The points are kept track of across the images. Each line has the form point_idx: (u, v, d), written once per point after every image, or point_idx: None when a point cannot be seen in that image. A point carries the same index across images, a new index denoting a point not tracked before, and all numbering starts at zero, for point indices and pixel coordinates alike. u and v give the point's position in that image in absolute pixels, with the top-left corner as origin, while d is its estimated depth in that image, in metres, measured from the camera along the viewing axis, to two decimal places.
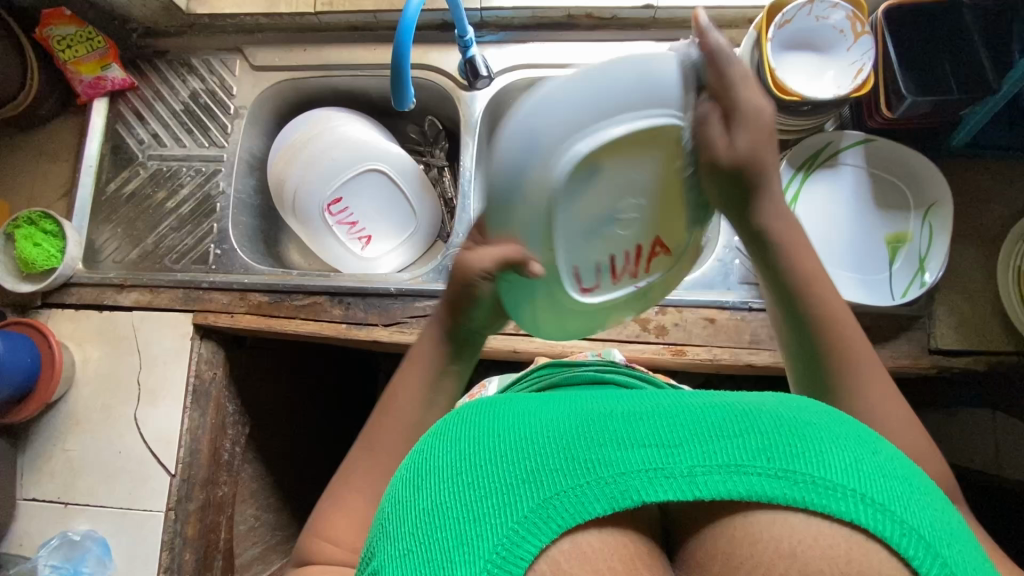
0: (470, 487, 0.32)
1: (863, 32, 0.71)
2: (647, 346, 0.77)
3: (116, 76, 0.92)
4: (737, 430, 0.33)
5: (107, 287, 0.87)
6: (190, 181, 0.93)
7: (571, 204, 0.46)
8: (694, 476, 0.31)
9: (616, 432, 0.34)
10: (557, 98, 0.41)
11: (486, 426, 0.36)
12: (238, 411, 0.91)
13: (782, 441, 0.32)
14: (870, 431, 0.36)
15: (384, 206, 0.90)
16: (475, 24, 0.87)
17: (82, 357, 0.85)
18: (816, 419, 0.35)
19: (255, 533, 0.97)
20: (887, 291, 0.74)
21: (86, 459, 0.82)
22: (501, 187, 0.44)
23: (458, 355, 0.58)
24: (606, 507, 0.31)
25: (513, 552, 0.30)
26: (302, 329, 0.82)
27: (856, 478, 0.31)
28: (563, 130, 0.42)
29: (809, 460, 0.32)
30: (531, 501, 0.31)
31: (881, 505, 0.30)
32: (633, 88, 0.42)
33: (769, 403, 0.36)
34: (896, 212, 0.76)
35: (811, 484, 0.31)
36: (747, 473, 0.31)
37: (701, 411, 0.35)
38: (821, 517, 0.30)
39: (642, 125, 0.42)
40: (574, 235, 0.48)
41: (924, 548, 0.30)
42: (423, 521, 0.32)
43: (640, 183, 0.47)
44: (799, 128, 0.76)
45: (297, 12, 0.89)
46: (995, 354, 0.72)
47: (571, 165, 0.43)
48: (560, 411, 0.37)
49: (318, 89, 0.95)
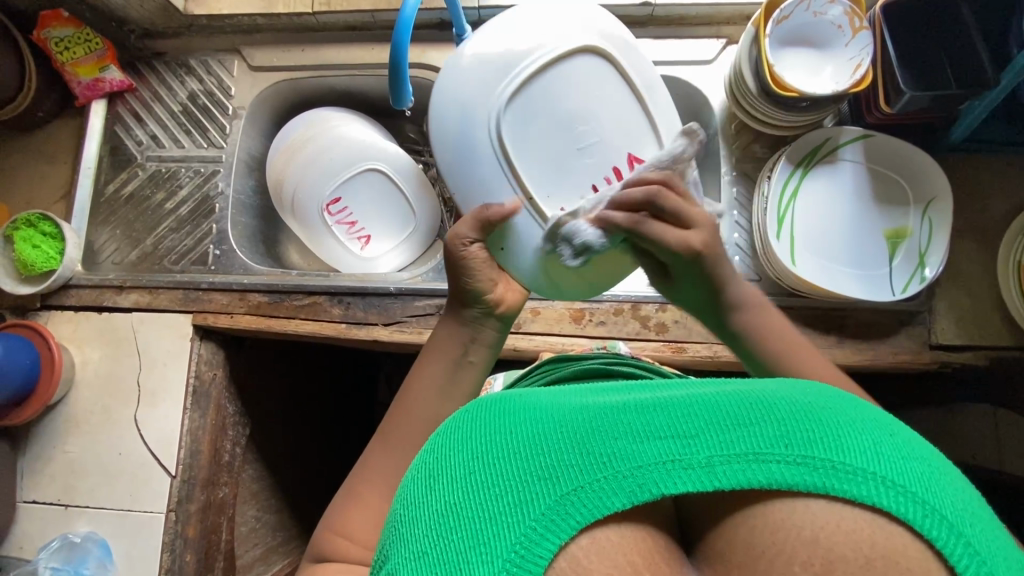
0: (485, 488, 0.31)
1: (862, 27, 0.71)
2: (648, 343, 0.77)
3: (114, 77, 0.92)
4: (751, 417, 0.31)
5: (107, 289, 0.86)
6: (189, 181, 0.93)
7: (526, 131, 0.56)
8: (713, 466, 0.30)
9: (630, 423, 0.32)
10: (467, 74, 0.56)
11: (499, 423, 0.35)
12: (238, 411, 0.91)
13: (803, 427, 0.31)
14: (885, 414, 0.35)
15: (383, 206, 0.89)
16: (473, 23, 0.88)
17: (81, 359, 0.84)
18: (834, 404, 0.33)
19: (256, 534, 0.96)
20: (888, 286, 0.74)
21: (86, 460, 0.82)
22: (456, 133, 0.56)
23: (477, 342, 0.56)
24: (624, 502, 0.30)
25: (531, 550, 0.29)
26: (301, 329, 0.82)
27: (877, 460, 0.30)
28: (491, 64, 0.55)
29: (830, 445, 0.30)
30: (548, 498, 0.30)
31: (902, 488, 0.29)
32: (521, 44, 0.55)
33: (785, 388, 0.34)
34: (896, 207, 0.76)
35: (834, 470, 0.29)
36: (767, 461, 0.30)
37: (716, 397, 0.33)
38: (843, 502, 0.29)
39: (539, 63, 0.55)
40: (547, 170, 0.56)
41: (947, 528, 0.28)
42: (438, 523, 0.31)
43: (586, 106, 0.56)
44: (798, 125, 0.75)
45: (293, 12, 0.89)
46: (997, 349, 0.72)
47: (508, 88, 0.54)
48: (572, 404, 0.36)
49: (316, 89, 0.95)
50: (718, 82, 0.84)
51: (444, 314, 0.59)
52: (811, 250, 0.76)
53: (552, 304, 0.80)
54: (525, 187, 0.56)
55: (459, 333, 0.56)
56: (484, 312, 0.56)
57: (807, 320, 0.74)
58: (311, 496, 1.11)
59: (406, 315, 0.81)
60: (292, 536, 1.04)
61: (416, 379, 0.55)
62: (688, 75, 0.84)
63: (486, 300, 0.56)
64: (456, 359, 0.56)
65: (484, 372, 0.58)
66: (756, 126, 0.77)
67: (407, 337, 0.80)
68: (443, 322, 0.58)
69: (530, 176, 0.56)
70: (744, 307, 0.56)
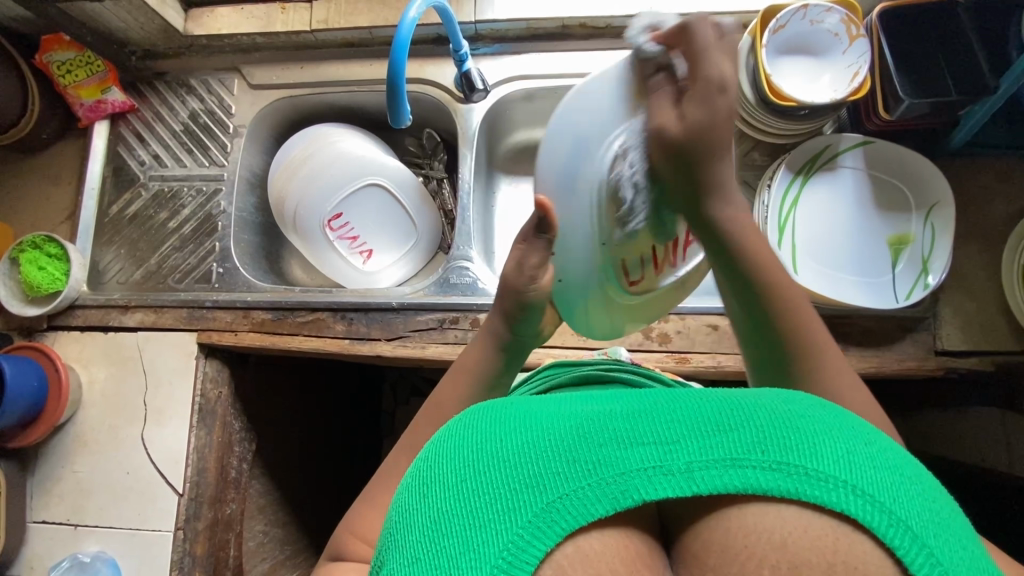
0: (474, 494, 0.30)
1: (859, 35, 0.71)
2: (650, 354, 0.77)
3: (116, 99, 0.93)
4: (732, 423, 0.30)
5: (112, 309, 0.87)
6: (192, 201, 0.94)
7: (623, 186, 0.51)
8: (693, 471, 0.29)
9: (616, 428, 0.31)
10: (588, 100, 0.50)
11: (488, 428, 0.33)
12: (244, 428, 0.92)
13: (779, 433, 0.30)
14: (861, 420, 0.34)
15: (385, 221, 0.90)
16: (470, 37, 0.88)
17: (88, 379, 0.85)
18: (812, 410, 0.32)
19: (264, 549, 0.96)
20: (892, 293, 0.73)
21: (95, 480, 0.82)
22: (565, 159, 0.51)
23: (511, 366, 0.61)
24: (607, 509, 0.30)
25: (518, 556, 0.29)
26: (305, 345, 0.82)
27: (848, 467, 0.29)
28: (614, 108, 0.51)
29: (802, 451, 0.29)
30: (535, 506, 0.30)
31: (871, 496, 0.28)
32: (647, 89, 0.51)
33: (766, 394, 0.33)
34: (898, 213, 0.76)
35: (807, 477, 0.29)
36: (743, 466, 0.29)
37: (699, 403, 0.32)
38: (812, 509, 0.28)
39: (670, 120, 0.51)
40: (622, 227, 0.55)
41: (910, 539, 0.28)
42: (429, 531, 0.30)
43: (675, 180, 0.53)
44: (796, 132, 0.76)
45: (292, 31, 0.90)
46: (1003, 353, 0.71)
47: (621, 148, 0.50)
48: (561, 406, 0.34)
49: (315, 105, 0.96)
50: None
51: (484, 328, 0.60)
52: (812, 257, 0.76)
53: None
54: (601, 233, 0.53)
55: (497, 359, 0.59)
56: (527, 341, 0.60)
57: None
58: (318, 511, 1.11)
59: (409, 329, 0.81)
60: (300, 551, 1.04)
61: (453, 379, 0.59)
62: None
63: (532, 332, 0.60)
64: (490, 382, 0.59)
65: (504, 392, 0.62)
66: (753, 133, 0.77)
67: (409, 352, 0.80)
68: (479, 336, 0.60)
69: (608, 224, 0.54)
70: (723, 195, 0.53)
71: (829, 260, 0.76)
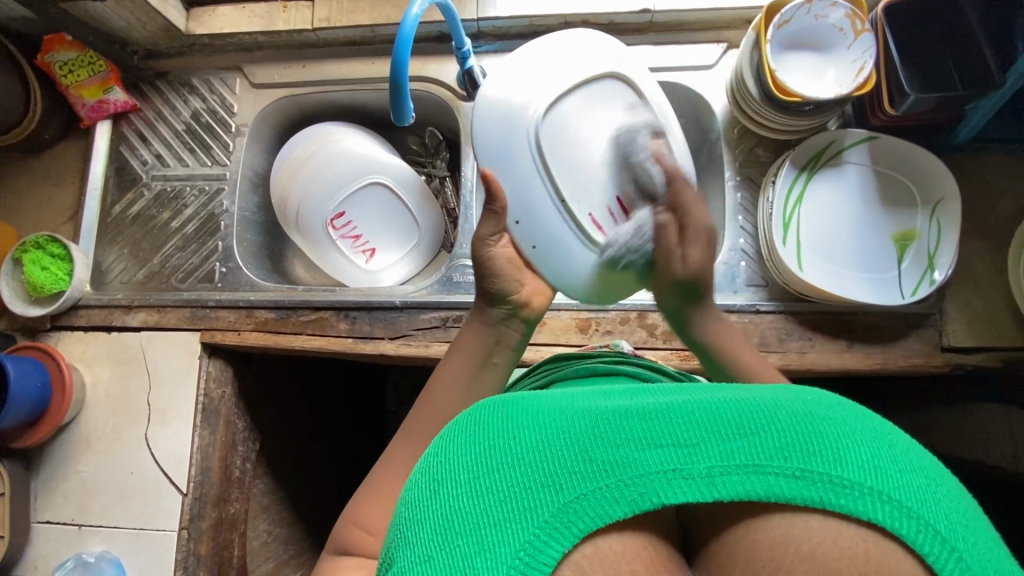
0: (488, 493, 0.30)
1: (863, 30, 0.70)
2: (655, 352, 0.77)
3: (118, 99, 0.93)
4: (753, 426, 0.30)
5: (115, 308, 0.87)
6: (194, 200, 0.94)
7: (558, 146, 0.60)
8: (713, 476, 0.29)
9: (632, 429, 0.31)
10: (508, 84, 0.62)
11: (501, 425, 0.33)
12: (248, 427, 0.92)
13: (802, 437, 0.29)
14: (884, 420, 0.33)
15: (388, 219, 0.89)
16: (473, 35, 0.88)
17: (92, 378, 0.85)
18: (837, 412, 0.32)
19: (268, 548, 0.95)
20: (897, 290, 0.73)
21: (99, 480, 0.82)
22: (497, 134, 0.61)
23: (501, 345, 0.58)
24: (625, 511, 0.29)
25: (535, 557, 0.28)
26: (307, 345, 0.82)
27: (874, 472, 0.29)
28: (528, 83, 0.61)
29: (827, 456, 0.29)
30: (550, 506, 0.29)
31: (897, 501, 0.28)
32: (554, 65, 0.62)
33: (786, 393, 0.33)
34: (905, 210, 0.75)
35: (831, 484, 0.28)
36: (766, 472, 0.29)
37: (717, 403, 0.32)
38: (839, 517, 0.28)
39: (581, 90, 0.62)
40: (574, 179, 0.60)
41: (940, 543, 0.27)
42: (442, 529, 0.30)
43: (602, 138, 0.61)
44: (799, 129, 0.75)
45: (294, 29, 0.90)
46: (1011, 350, 0.71)
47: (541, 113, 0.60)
48: (575, 405, 0.34)
49: (317, 104, 0.95)
50: (721, 86, 0.83)
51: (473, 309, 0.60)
52: (816, 254, 0.75)
53: (557, 315, 0.79)
54: (556, 185, 0.59)
55: (483, 334, 0.57)
56: (511, 310, 0.58)
57: (815, 325, 0.74)
58: (321, 510, 1.11)
59: (412, 328, 0.81)
60: (303, 550, 1.04)
61: (440, 380, 0.56)
62: (690, 80, 0.84)
63: (513, 302, 0.58)
64: (481, 360, 0.57)
65: (504, 379, 0.59)
66: (756, 129, 0.77)
67: (413, 351, 0.80)
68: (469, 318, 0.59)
69: (562, 177, 0.60)
70: (704, 315, 0.58)
71: (833, 256, 0.75)
